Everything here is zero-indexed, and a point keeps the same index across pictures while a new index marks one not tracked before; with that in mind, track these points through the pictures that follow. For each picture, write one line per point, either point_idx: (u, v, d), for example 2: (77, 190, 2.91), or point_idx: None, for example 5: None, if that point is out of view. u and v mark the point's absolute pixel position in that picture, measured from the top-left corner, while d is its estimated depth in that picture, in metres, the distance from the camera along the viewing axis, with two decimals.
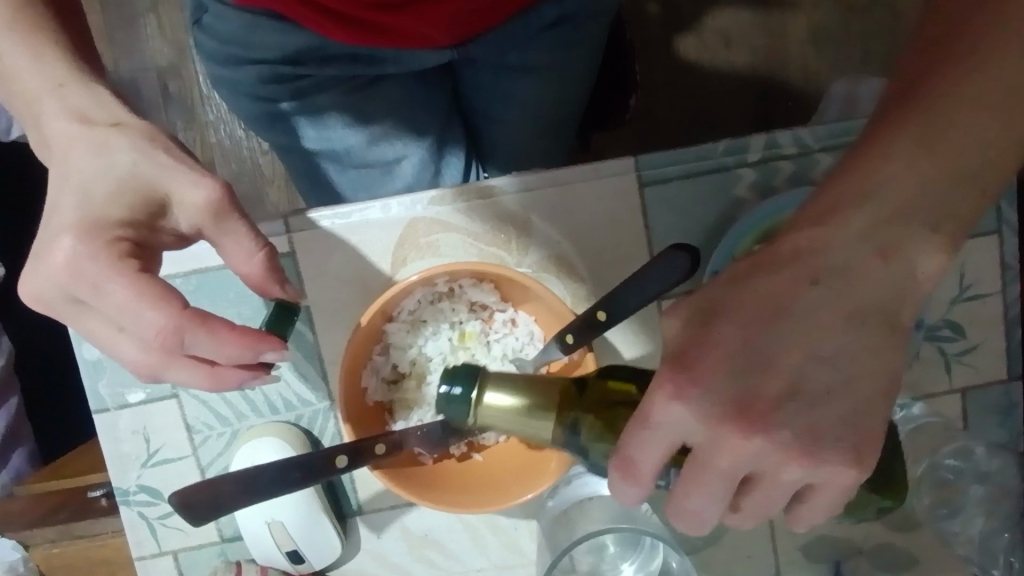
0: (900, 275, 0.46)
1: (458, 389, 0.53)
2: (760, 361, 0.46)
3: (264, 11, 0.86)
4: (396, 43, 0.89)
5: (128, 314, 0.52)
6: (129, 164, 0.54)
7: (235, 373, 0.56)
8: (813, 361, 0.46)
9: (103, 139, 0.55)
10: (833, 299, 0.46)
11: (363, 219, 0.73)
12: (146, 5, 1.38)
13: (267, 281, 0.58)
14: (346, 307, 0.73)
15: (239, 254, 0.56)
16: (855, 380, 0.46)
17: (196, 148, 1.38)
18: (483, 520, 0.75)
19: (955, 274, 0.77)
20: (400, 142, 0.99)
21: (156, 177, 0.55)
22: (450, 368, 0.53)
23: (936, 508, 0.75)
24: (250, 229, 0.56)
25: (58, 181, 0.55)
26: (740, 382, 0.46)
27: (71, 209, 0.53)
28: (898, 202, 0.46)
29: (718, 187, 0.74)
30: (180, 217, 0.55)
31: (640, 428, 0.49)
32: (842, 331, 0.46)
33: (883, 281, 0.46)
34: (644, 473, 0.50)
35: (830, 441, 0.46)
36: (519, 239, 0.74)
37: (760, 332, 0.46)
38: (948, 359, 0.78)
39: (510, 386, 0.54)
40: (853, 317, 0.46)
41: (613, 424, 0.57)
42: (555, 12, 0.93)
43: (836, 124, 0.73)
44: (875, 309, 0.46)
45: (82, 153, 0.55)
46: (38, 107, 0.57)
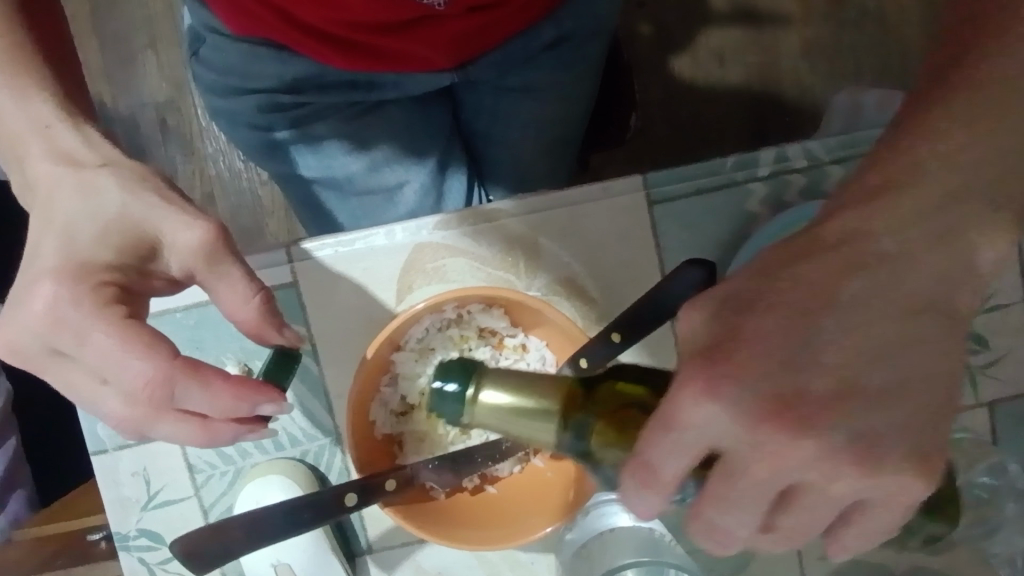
0: (956, 274, 0.44)
1: (453, 386, 0.49)
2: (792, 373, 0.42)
3: (261, 41, 0.87)
4: (395, 67, 0.89)
5: (116, 361, 0.50)
6: (120, 204, 0.53)
7: (228, 427, 0.53)
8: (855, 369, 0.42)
9: (92, 177, 0.54)
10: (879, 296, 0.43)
11: (368, 247, 0.71)
12: (145, 42, 1.39)
13: (264, 327, 0.55)
14: (352, 337, 0.71)
15: (234, 299, 0.54)
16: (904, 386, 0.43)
17: (195, 182, 1.37)
18: (499, 557, 0.72)
19: None
20: (401, 167, 0.98)
21: (151, 217, 0.53)
22: (445, 362, 0.49)
23: (973, 528, 0.69)
24: (245, 273, 0.54)
25: (44, 221, 0.53)
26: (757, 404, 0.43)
27: (62, 245, 0.52)
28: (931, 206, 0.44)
29: (729, 203, 0.72)
30: (170, 260, 0.54)
31: (665, 430, 0.44)
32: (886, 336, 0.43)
33: (950, 289, 0.43)
34: (664, 479, 0.46)
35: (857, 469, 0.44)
36: (528, 261, 0.72)
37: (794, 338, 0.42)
38: (974, 370, 0.76)
39: (510, 383, 0.50)
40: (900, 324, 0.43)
41: (625, 430, 0.53)
42: (555, 32, 0.93)
43: (845, 135, 0.72)
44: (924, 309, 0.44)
45: (67, 194, 0.53)
46: (24, 147, 0.55)
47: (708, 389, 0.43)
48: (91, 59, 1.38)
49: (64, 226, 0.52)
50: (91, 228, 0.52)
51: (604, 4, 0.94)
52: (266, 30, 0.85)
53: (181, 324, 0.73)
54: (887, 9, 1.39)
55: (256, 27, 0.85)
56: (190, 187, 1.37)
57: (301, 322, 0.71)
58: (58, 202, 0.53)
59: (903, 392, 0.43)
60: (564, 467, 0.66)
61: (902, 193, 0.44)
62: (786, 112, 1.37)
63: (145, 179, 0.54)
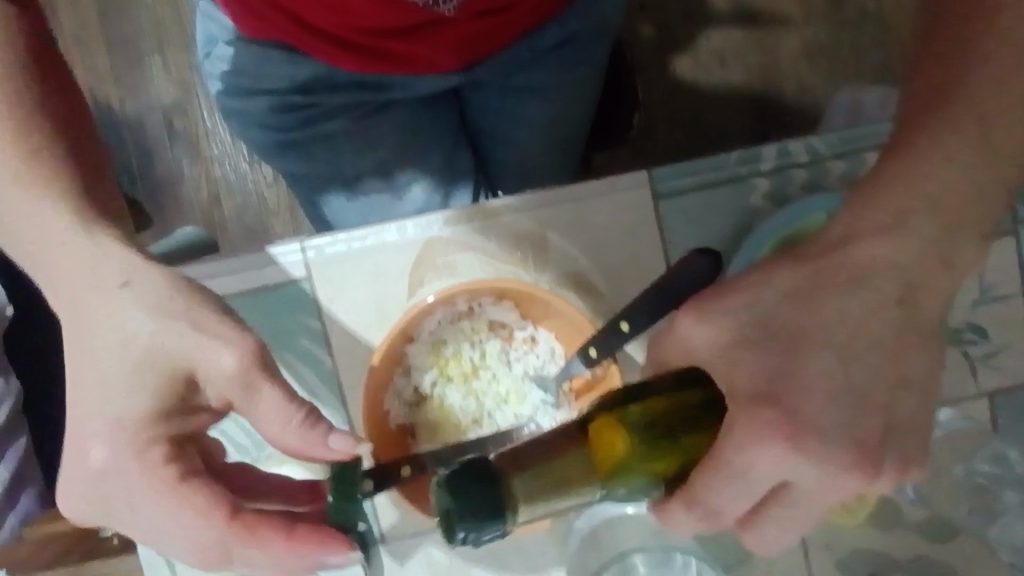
0: (943, 270, 0.57)
1: (473, 500, 0.48)
2: (808, 364, 0.55)
3: (274, 43, 0.89)
4: (404, 69, 0.91)
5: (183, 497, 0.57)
6: (149, 335, 0.56)
7: (305, 546, 0.57)
8: (867, 349, 0.56)
9: (117, 301, 0.56)
10: (879, 296, 0.56)
11: (379, 242, 0.73)
12: (152, 46, 1.41)
13: (305, 446, 0.57)
14: (363, 330, 0.72)
15: (275, 426, 0.57)
16: (898, 360, 0.56)
17: (202, 185, 1.39)
18: (509, 547, 0.74)
19: (975, 277, 0.76)
20: (411, 168, 1.00)
21: (181, 350, 0.56)
22: (447, 486, 0.48)
23: (974, 515, 0.73)
24: (283, 394, 0.56)
25: (80, 384, 0.57)
26: (800, 375, 0.54)
27: (107, 390, 0.56)
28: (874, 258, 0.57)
29: (733, 197, 0.74)
30: (209, 391, 0.57)
31: (733, 481, 0.55)
32: (889, 323, 0.56)
33: (923, 287, 0.57)
34: (726, 511, 0.58)
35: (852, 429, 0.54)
36: (536, 256, 0.73)
37: (820, 341, 0.55)
38: (974, 362, 0.77)
39: (533, 474, 0.54)
40: (896, 313, 0.56)
41: (654, 458, 0.60)
42: (559, 34, 0.95)
43: (849, 130, 0.74)
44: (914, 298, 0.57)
45: (97, 315, 0.56)
46: (38, 257, 0.57)
47: (756, 426, 0.54)
48: (99, 64, 1.40)
49: (100, 359, 0.56)
50: (126, 365, 0.56)
51: (607, 6, 0.96)
52: (278, 33, 0.87)
53: None
54: (885, 8, 1.41)
55: (269, 29, 0.87)
56: (197, 189, 1.39)
57: (313, 315, 0.72)
58: (90, 339, 0.56)
59: (895, 366, 0.56)
60: None
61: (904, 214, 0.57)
62: (787, 111, 1.39)
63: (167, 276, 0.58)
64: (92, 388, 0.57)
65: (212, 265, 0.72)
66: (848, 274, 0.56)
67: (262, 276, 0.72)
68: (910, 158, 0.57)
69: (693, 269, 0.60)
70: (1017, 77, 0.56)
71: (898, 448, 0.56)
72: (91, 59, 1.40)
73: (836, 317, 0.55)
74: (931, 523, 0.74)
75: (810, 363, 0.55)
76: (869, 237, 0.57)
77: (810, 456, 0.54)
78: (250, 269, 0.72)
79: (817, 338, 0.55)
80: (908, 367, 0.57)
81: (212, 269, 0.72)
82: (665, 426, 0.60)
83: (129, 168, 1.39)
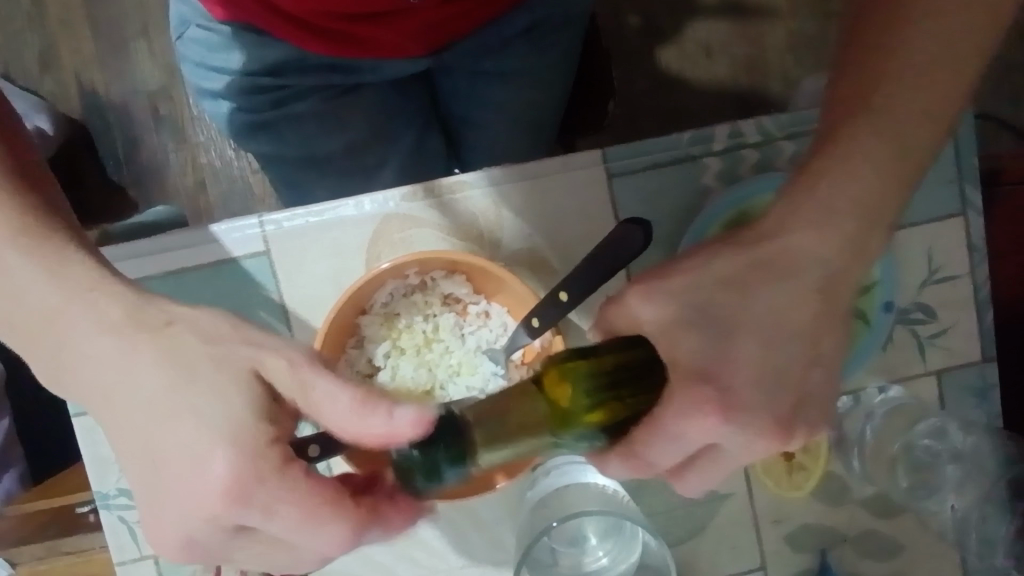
0: (860, 258, 0.57)
1: (416, 451, 0.55)
2: (725, 351, 0.56)
3: (243, 26, 0.89)
4: (371, 53, 0.91)
5: (285, 494, 0.50)
6: (207, 354, 0.51)
7: (403, 516, 0.57)
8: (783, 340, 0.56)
9: (168, 337, 0.51)
10: (795, 287, 0.56)
11: (337, 217, 0.74)
12: (137, 31, 1.40)
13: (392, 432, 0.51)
14: (320, 304, 0.74)
15: (336, 417, 0.51)
16: (813, 346, 0.57)
17: (188, 172, 1.40)
18: (465, 516, 0.76)
19: (923, 258, 0.78)
20: (379, 150, 1.01)
21: (244, 357, 0.52)
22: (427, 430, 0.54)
23: (912, 489, 0.75)
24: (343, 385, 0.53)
25: (132, 428, 0.51)
26: (719, 360, 0.56)
27: (168, 432, 0.50)
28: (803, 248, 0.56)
29: (685, 176, 0.75)
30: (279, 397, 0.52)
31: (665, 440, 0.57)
32: (804, 313, 0.56)
33: (843, 274, 0.57)
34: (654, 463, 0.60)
35: (753, 411, 0.56)
36: (491, 233, 0.75)
37: (736, 328, 0.56)
38: (921, 341, 0.78)
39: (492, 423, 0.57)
40: (816, 299, 0.56)
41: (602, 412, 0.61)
42: (527, 20, 0.95)
43: (797, 112, 0.75)
44: (833, 286, 0.57)
45: (150, 378, 0.50)
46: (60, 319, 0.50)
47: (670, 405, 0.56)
48: (87, 51, 1.40)
49: (145, 401, 0.50)
50: (190, 414, 0.50)
51: None
52: (246, 15, 0.88)
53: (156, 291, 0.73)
54: None
55: (237, 13, 0.88)
56: (182, 174, 1.40)
57: (272, 288, 0.74)
58: (141, 412, 0.50)
59: (806, 355, 0.57)
60: None
61: (824, 204, 0.56)
62: (762, 102, 1.40)
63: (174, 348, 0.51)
64: (150, 428, 0.50)
65: (176, 236, 0.73)
66: (765, 263, 0.56)
67: (221, 249, 0.73)
68: (833, 158, 0.56)
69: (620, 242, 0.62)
70: (936, 62, 0.55)
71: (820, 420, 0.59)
72: (77, 45, 1.40)
73: (751, 308, 0.56)
74: (876, 498, 0.77)
75: (726, 347, 0.56)
76: (801, 231, 0.56)
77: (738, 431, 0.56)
78: (212, 240, 0.73)
79: (730, 326, 0.56)
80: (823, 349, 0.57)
81: (174, 240, 0.73)
82: (614, 381, 0.61)
83: (115, 154, 1.40)
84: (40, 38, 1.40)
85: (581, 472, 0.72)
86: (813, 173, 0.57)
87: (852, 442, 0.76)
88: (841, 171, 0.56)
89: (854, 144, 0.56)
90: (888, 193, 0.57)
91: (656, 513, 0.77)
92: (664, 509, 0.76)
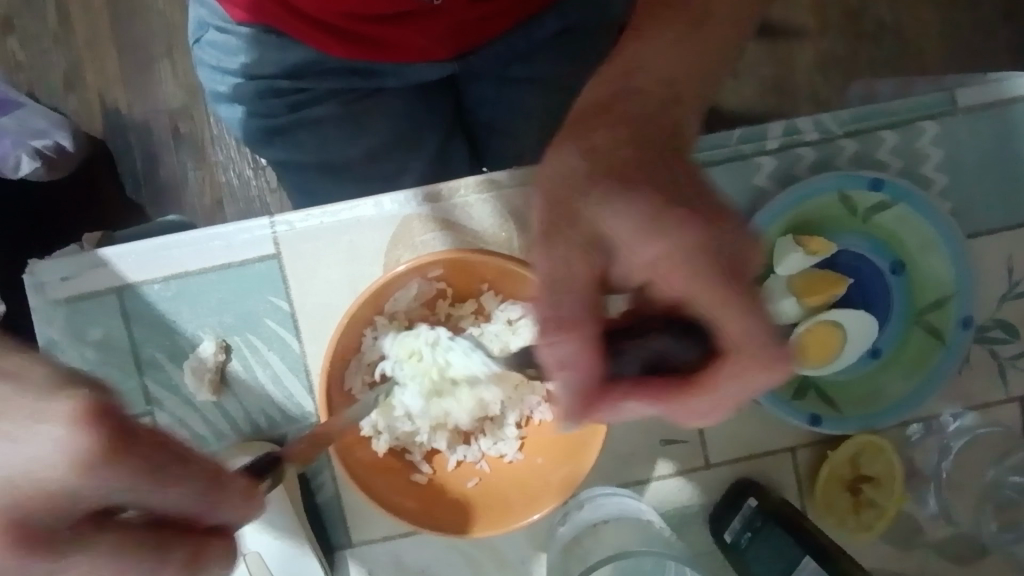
0: (667, 142, 0.46)
1: None
2: (580, 317, 0.43)
3: (261, 27, 0.80)
4: (392, 56, 0.82)
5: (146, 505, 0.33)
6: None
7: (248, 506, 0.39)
8: (632, 249, 0.43)
9: None
10: (618, 205, 0.43)
11: (355, 217, 0.68)
12: (161, 49, 1.23)
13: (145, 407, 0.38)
14: (334, 312, 0.68)
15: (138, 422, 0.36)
16: (667, 247, 0.42)
17: (205, 191, 1.23)
18: (486, 551, 0.68)
19: (1002, 269, 0.70)
20: (401, 156, 0.89)
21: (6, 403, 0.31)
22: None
23: (1002, 532, 0.66)
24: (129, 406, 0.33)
25: None
26: (590, 311, 0.44)
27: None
28: (571, 259, 0.44)
29: (737, 176, 0.68)
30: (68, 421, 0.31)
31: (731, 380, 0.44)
32: (655, 227, 0.42)
33: (667, 189, 0.43)
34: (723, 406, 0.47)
35: (565, 309, 0.43)
36: (523, 238, 0.69)
37: (631, 243, 0.43)
38: (1001, 363, 0.70)
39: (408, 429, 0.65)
40: (654, 216, 0.42)
41: None
42: (560, 21, 0.85)
43: (858, 108, 0.69)
44: (673, 194, 0.43)
45: None
46: None
47: (562, 326, 0.43)
48: (76, 47, 1.23)
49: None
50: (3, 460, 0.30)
51: None
52: (263, 17, 0.79)
53: (158, 298, 0.67)
54: None
55: (255, 11, 0.79)
56: (198, 197, 1.23)
57: (281, 295, 0.68)
58: None
59: (666, 249, 0.42)
60: (507, 476, 0.66)
61: (632, 121, 0.46)
62: None
63: (70, 387, 0.32)
64: None
65: (184, 237, 0.67)
66: (589, 182, 0.44)
67: (230, 252, 0.68)
68: (637, 49, 0.50)
69: (660, 339, 0.46)
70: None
71: (580, 313, 0.43)
72: (66, 42, 1.23)
73: (584, 207, 0.44)
74: (956, 540, 0.68)
75: (574, 295, 0.44)
76: (611, 148, 0.45)
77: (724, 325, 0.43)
78: (219, 242, 0.68)
79: (574, 253, 0.44)
80: (660, 247, 0.42)
81: (177, 241, 0.67)
82: None
83: (133, 172, 1.23)
84: (24, 34, 1.22)
85: (613, 503, 0.66)
86: (627, 57, 0.50)
87: (925, 478, 0.68)
88: (615, 117, 0.46)
89: (649, 30, 0.50)
90: (663, 82, 0.48)
91: (702, 554, 0.68)
92: (712, 547, 0.68)
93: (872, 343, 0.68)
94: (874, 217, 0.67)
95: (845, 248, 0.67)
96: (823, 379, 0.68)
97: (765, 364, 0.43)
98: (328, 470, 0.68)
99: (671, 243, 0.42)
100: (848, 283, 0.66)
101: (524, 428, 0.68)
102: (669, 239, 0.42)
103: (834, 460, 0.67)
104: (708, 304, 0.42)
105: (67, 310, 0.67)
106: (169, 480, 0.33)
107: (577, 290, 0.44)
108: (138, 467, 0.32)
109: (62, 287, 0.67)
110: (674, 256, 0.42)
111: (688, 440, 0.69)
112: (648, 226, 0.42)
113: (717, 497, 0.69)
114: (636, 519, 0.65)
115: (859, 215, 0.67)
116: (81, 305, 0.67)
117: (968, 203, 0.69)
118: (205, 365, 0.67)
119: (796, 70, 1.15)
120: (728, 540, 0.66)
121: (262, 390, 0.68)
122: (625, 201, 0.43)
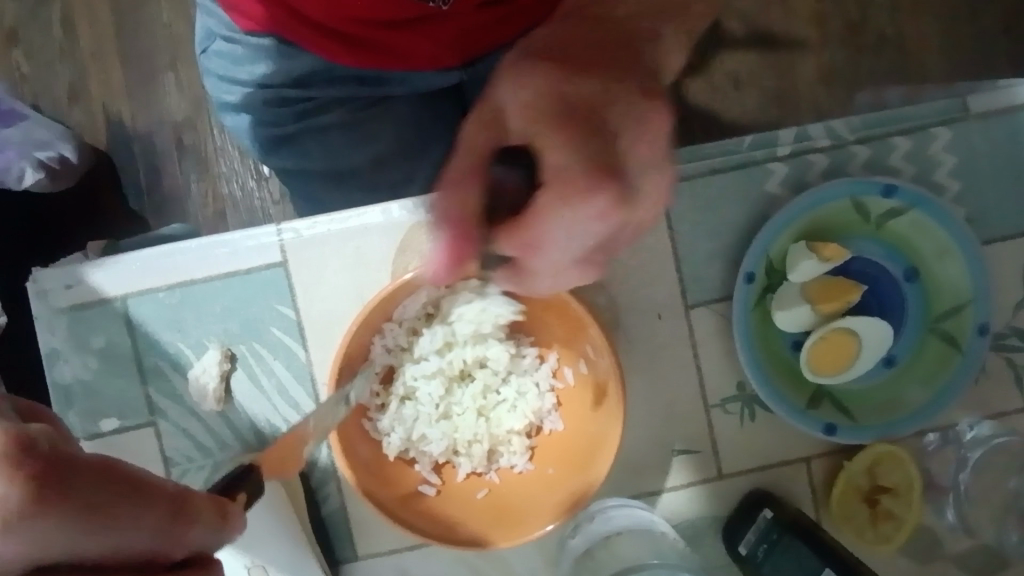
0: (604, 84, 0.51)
1: None
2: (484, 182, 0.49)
3: (271, 36, 0.80)
4: (401, 62, 0.82)
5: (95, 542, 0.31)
6: None
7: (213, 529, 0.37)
8: (527, 133, 0.50)
9: None
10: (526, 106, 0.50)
11: (363, 224, 0.67)
12: (166, 61, 1.23)
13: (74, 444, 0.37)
14: (340, 320, 0.67)
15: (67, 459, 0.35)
16: (557, 139, 0.49)
17: (208, 202, 1.23)
18: (495, 565, 0.66)
19: (1017, 275, 0.69)
20: (406, 165, 0.89)
21: None
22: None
23: None
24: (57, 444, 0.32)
25: None
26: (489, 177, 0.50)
27: None
28: (484, 133, 0.50)
29: (748, 184, 0.67)
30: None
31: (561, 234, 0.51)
32: (545, 123, 0.49)
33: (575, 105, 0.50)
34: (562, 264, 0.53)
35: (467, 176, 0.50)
36: None
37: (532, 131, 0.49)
38: (1019, 370, 0.68)
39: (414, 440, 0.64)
40: (559, 116, 0.50)
41: None
42: None
43: (869, 113, 0.68)
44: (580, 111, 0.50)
45: None
46: None
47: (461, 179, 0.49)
48: (81, 61, 1.23)
49: None
50: None
51: None
52: (272, 26, 0.79)
53: (163, 306, 0.67)
54: None
55: (267, 22, 0.79)
56: (201, 209, 1.22)
57: (288, 304, 0.67)
58: None
59: (558, 142, 0.49)
60: (516, 486, 0.64)
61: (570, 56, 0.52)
62: None
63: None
64: None
65: (190, 245, 0.67)
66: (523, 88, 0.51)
67: (236, 260, 0.67)
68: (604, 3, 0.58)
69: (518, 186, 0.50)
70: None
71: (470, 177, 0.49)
72: (71, 55, 1.23)
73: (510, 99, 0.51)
74: (976, 552, 0.66)
75: (476, 150, 0.50)
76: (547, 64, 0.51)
77: (577, 192, 0.49)
78: (225, 249, 0.67)
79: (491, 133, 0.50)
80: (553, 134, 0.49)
81: (183, 249, 0.66)
82: None
83: (136, 183, 1.22)
84: (29, 47, 1.23)
85: (624, 514, 0.65)
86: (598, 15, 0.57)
87: (943, 489, 0.67)
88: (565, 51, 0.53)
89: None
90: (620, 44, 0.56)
91: (716, 568, 0.67)
92: (726, 561, 0.67)
93: (887, 351, 0.67)
94: (888, 223, 0.66)
95: (859, 254, 0.67)
96: (838, 387, 0.67)
97: (587, 200, 0.49)
98: (334, 481, 0.67)
99: (559, 135, 0.49)
100: (861, 290, 0.65)
101: (535, 437, 0.66)
102: (547, 112, 0.50)
103: (850, 471, 0.66)
104: (558, 174, 0.49)
105: (70, 319, 0.66)
106: (108, 510, 0.31)
107: (474, 148, 0.50)
108: (79, 502, 0.30)
109: (66, 295, 0.66)
110: (558, 158, 0.49)
111: (702, 450, 0.68)
112: (541, 122, 0.49)
113: (731, 509, 0.67)
114: (648, 531, 0.65)
115: (873, 221, 0.66)
116: (85, 313, 0.66)
117: (982, 209, 0.69)
118: (209, 375, 0.66)
119: (799, 82, 1.15)
120: (743, 552, 0.64)
121: (267, 399, 0.67)
122: (523, 97, 0.50)
